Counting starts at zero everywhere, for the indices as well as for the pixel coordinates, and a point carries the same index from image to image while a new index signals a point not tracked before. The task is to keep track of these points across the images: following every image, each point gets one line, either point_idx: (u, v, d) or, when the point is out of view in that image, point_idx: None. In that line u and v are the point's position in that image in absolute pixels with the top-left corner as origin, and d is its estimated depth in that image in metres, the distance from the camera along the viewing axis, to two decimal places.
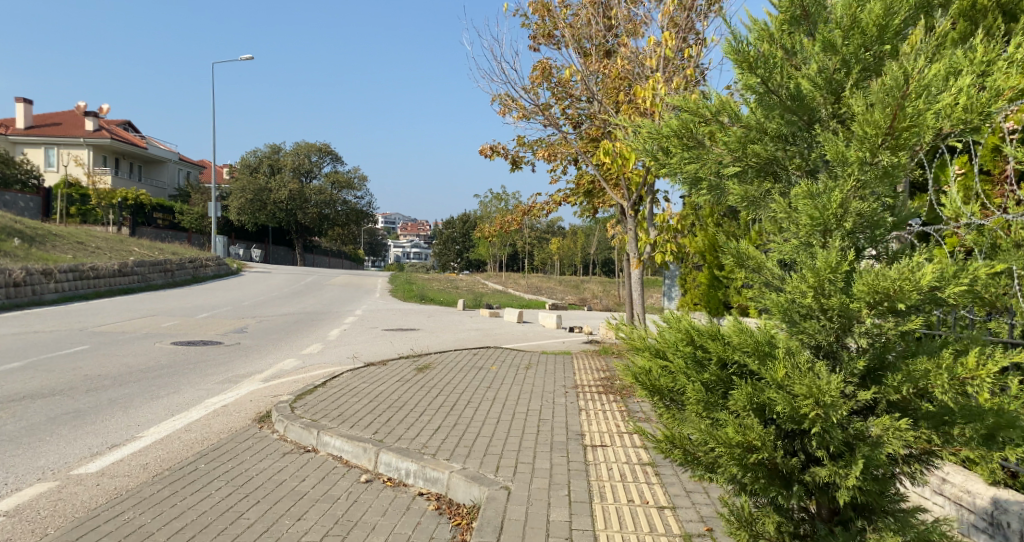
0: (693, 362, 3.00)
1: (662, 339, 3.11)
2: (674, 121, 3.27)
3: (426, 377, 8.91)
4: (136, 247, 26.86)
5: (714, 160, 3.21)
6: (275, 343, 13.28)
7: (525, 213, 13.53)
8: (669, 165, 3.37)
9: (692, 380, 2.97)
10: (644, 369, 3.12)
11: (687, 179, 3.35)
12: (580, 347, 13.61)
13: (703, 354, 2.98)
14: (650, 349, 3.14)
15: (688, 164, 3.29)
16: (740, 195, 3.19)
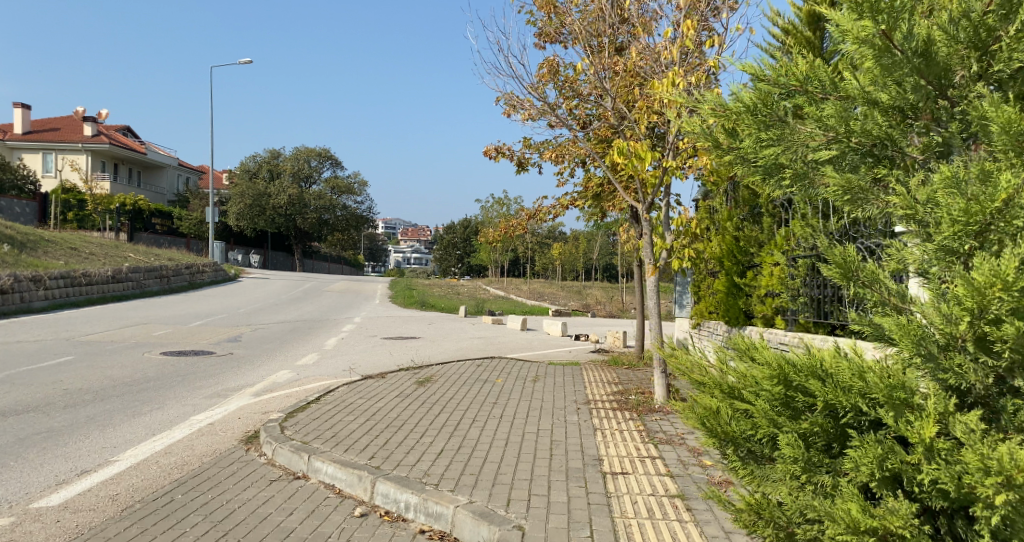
0: (785, 409, 2.65)
1: (738, 374, 2.81)
2: (748, 94, 2.79)
3: (426, 391, 8.38)
4: (131, 252, 26.34)
5: (803, 141, 2.72)
6: (270, 353, 12.72)
7: (530, 217, 12.98)
8: (739, 148, 2.87)
9: (785, 430, 2.64)
10: (711, 414, 2.88)
11: (763, 168, 2.85)
12: (587, 356, 13.06)
13: (799, 399, 2.61)
14: (724, 388, 2.87)
15: (765, 148, 2.78)
16: (840, 186, 2.62)
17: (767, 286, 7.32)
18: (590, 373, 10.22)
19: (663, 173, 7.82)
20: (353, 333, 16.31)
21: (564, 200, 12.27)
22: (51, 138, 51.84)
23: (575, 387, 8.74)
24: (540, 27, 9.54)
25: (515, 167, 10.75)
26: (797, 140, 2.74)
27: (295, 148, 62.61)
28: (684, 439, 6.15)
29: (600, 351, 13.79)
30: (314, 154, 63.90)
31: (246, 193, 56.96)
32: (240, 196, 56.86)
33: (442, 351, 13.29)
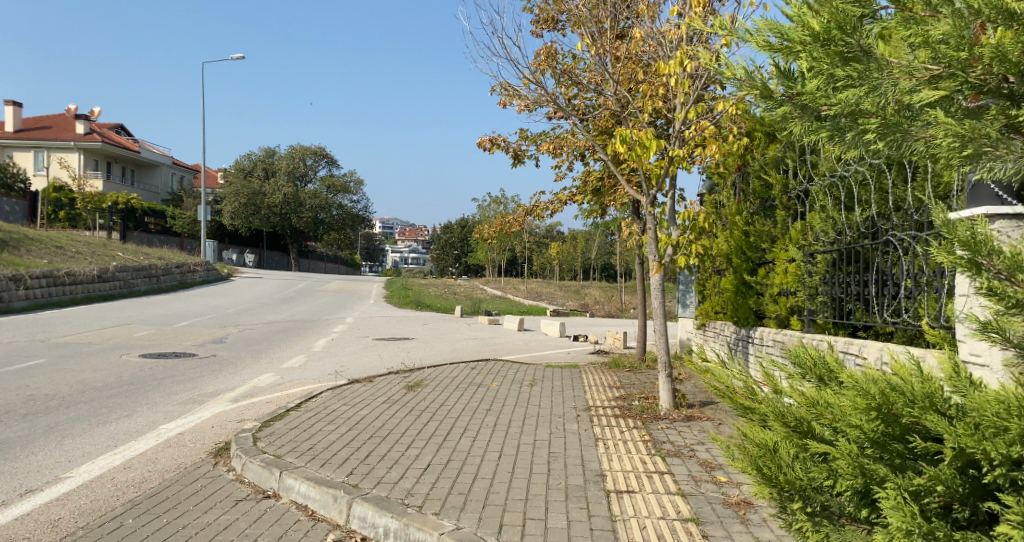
0: (884, 460, 2.17)
1: (804, 408, 2.39)
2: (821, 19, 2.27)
3: (415, 396, 7.87)
4: (120, 252, 25.80)
5: (896, 80, 2.19)
6: (256, 355, 12.22)
7: (527, 214, 12.47)
8: (814, 89, 2.37)
9: (886, 486, 2.16)
10: (765, 459, 2.41)
11: (841, 117, 2.35)
12: (587, 358, 12.55)
13: (901, 447, 2.15)
14: (786, 423, 2.42)
15: (847, 90, 2.28)
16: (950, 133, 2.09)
17: (781, 283, 6.83)
18: (591, 376, 9.72)
19: (668, 164, 7.31)
20: (344, 334, 15.80)
21: (562, 195, 11.76)
22: (43, 136, 51.25)
23: (573, 391, 8.23)
24: (537, 12, 9.03)
25: (511, 160, 10.25)
26: (887, 78, 2.22)
27: (291, 147, 62.08)
28: (693, 451, 5.65)
29: (600, 353, 13.29)
30: (310, 153, 63.37)
31: (241, 192, 56.44)
32: (235, 194, 56.34)
33: (436, 353, 12.80)
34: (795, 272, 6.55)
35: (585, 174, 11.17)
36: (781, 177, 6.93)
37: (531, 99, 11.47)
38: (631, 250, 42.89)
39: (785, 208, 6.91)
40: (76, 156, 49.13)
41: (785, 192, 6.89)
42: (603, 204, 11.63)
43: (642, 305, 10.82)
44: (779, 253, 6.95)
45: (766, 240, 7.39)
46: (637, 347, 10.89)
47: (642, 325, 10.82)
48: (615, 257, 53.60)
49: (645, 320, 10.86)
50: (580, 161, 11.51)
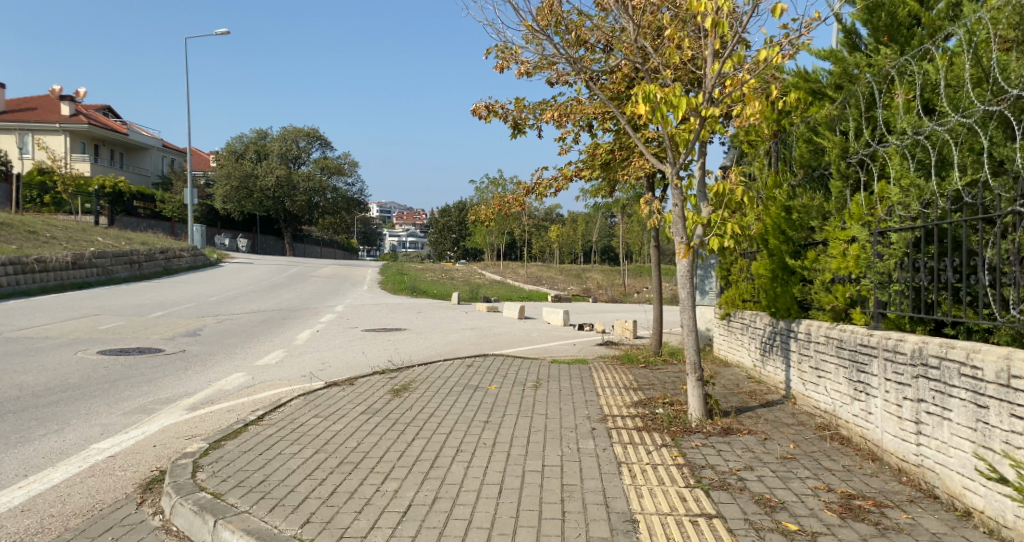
0: None
1: None
2: None
3: (401, 402, 6.76)
4: (100, 237, 24.70)
5: None
6: (232, 350, 11.12)
7: (528, 192, 11.28)
8: None
9: None
10: None
11: None
12: (595, 350, 11.43)
13: None
14: None
15: None
16: None
17: (838, 269, 5.75)
18: (602, 373, 8.60)
19: (700, 127, 6.17)
20: (332, 324, 14.69)
21: (567, 170, 10.60)
22: (29, 119, 50.09)
23: (585, 395, 7.10)
24: None
25: (510, 129, 9.09)
26: None
27: (283, 128, 60.73)
28: (742, 480, 4.55)
29: (609, 345, 12.17)
30: (303, 135, 62.06)
31: (233, 174, 55.21)
32: (226, 177, 55.10)
33: (431, 346, 11.72)
34: (857, 255, 5.45)
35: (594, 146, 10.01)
36: (838, 138, 5.83)
37: (531, 64, 10.29)
38: (632, 232, 41.81)
39: (841, 178, 5.82)
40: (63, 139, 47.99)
41: (844, 157, 5.80)
42: (614, 180, 10.46)
43: (658, 292, 9.69)
44: (834, 232, 5.84)
45: (816, 217, 6.29)
46: (653, 339, 9.76)
47: (658, 314, 9.68)
48: (616, 240, 52.43)
49: (662, 307, 9.73)
50: (587, 132, 10.36)
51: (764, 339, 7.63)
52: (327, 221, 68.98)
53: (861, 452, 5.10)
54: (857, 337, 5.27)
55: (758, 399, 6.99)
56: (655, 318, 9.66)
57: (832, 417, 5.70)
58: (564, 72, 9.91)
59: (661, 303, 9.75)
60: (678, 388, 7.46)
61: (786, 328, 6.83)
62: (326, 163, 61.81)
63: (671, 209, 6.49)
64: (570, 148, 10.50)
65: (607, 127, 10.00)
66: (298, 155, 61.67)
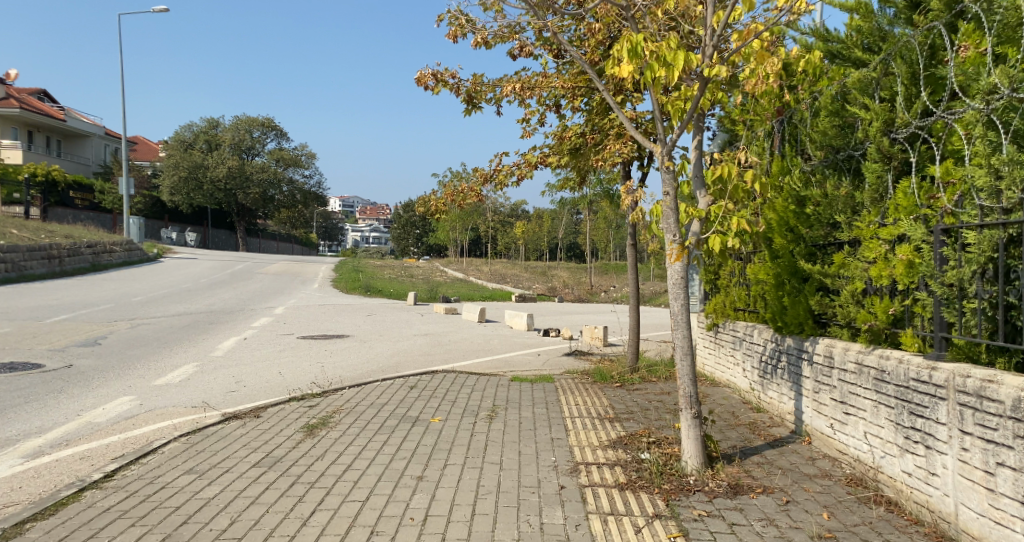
0: None
1: None
2: None
3: (313, 444, 5.23)
4: (16, 230, 23.28)
5: None
6: (132, 365, 9.49)
7: (485, 181, 9.74)
8: None
9: None
10: None
11: None
12: (562, 363, 9.98)
13: None
14: None
15: None
16: None
17: (878, 277, 4.36)
18: (569, 395, 7.09)
19: (700, 92, 4.65)
20: (265, 329, 13.09)
21: (531, 156, 9.15)
22: None
23: (549, 431, 5.63)
24: None
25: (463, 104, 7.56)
26: None
27: (235, 118, 58.40)
28: None
29: (577, 356, 10.73)
30: (256, 125, 59.72)
31: (181, 164, 52.76)
32: (174, 168, 52.66)
33: (371, 358, 10.19)
34: (908, 260, 4.08)
35: (561, 128, 8.59)
36: (880, 105, 4.48)
37: (489, 32, 8.75)
38: (599, 229, 40.65)
39: (881, 158, 4.46)
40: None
41: (887, 133, 4.44)
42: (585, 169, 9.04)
43: (635, 295, 8.30)
44: (869, 229, 4.48)
45: (842, 208, 4.85)
46: (629, 350, 8.37)
47: (634, 320, 8.32)
48: (582, 236, 51.23)
49: (638, 312, 8.36)
50: (553, 111, 8.90)
51: (765, 359, 6.06)
52: (284, 215, 66.54)
53: (924, 527, 3.76)
54: (911, 370, 3.89)
55: (763, 435, 5.36)
56: (632, 325, 8.27)
57: (870, 471, 4.33)
58: (527, 40, 8.44)
59: (638, 307, 8.36)
60: (664, 418, 6.02)
61: (796, 346, 5.32)
62: (281, 154, 59.35)
63: (666, 198, 4.91)
64: (535, 130, 9.09)
65: (577, 106, 8.55)
66: (251, 146, 59.23)
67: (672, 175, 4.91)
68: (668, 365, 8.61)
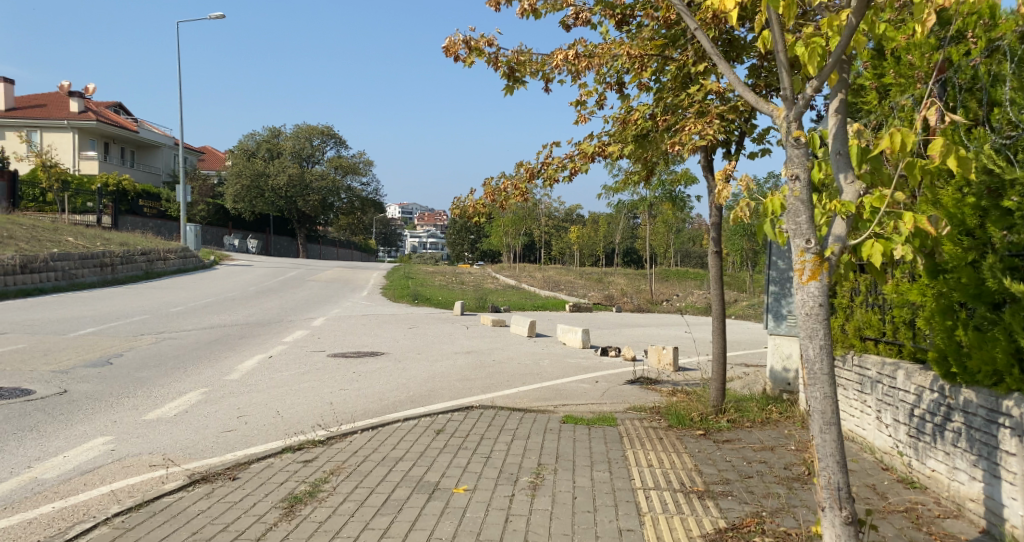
0: None
1: None
2: None
3: (287, 532, 3.78)
4: (71, 237, 23.13)
5: None
6: (134, 391, 8.31)
7: (533, 178, 8.19)
8: None
9: None
10: None
11: None
12: (623, 396, 8.32)
13: None
14: None
15: None
16: None
17: None
18: (639, 450, 5.44)
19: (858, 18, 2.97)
20: (294, 346, 11.86)
21: (587, 146, 7.57)
22: (36, 117, 49.57)
23: (616, 516, 4.01)
24: None
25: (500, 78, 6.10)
26: None
27: (296, 126, 58.47)
28: None
29: (642, 385, 9.06)
30: (316, 132, 59.60)
31: (243, 173, 53.84)
32: (236, 176, 53.52)
33: (403, 386, 8.76)
34: None
35: (624, 111, 7.05)
36: None
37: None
38: (660, 235, 38.74)
39: None
40: (70, 135, 48.27)
41: None
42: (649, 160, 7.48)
43: (721, 316, 6.60)
44: None
45: None
46: (713, 386, 6.67)
47: (720, 348, 6.62)
48: (641, 241, 49.23)
49: (725, 338, 6.66)
50: (614, 90, 7.38)
51: (910, 416, 4.27)
52: (341, 222, 66.46)
53: None
54: None
55: (937, 534, 3.51)
56: (718, 356, 6.57)
57: None
58: (584, 5, 6.88)
59: (724, 332, 6.67)
60: (775, 492, 4.29)
61: (981, 406, 3.57)
62: (339, 161, 58.94)
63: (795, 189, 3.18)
64: (590, 114, 7.52)
65: (642, 82, 7.01)
66: (310, 153, 59.13)
67: (804, 150, 3.19)
68: (761, 404, 6.86)
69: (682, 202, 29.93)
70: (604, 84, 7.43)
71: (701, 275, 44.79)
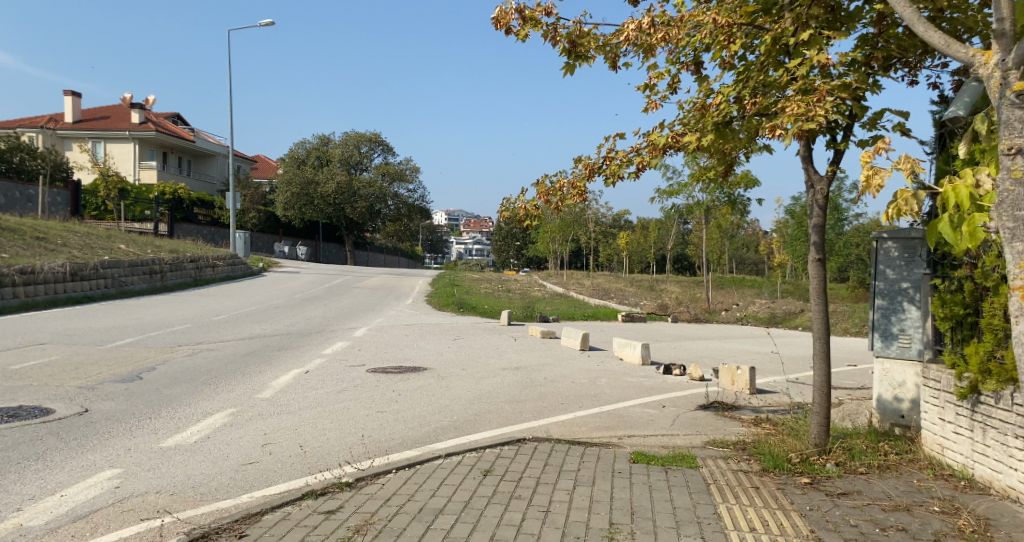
0: None
1: None
2: None
3: None
4: (122, 244, 22.98)
5: None
6: (160, 407, 7.57)
7: (592, 175, 7.21)
8: None
9: None
10: None
11: None
12: (697, 426, 7.30)
13: None
14: None
15: None
16: None
17: None
18: (732, 505, 4.42)
19: None
20: (334, 360, 11.09)
21: (658, 137, 6.55)
22: (98, 127, 50.68)
23: None
24: None
25: (559, 55, 5.24)
26: None
27: (345, 133, 58.66)
28: None
29: (716, 412, 8.04)
30: (364, 140, 59.60)
31: (293, 180, 53.83)
32: (288, 183, 53.82)
33: (449, 409, 7.89)
34: None
35: (702, 98, 6.35)
36: None
37: None
38: (713, 241, 37.36)
39: None
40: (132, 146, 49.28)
41: None
42: (724, 150, 6.77)
43: (827, 342, 5.59)
44: None
45: None
46: (814, 422, 5.67)
47: (824, 379, 5.61)
48: (692, 248, 47.79)
49: (830, 367, 5.63)
50: (691, 72, 6.50)
51: None
52: (389, 230, 66.32)
53: None
54: None
55: None
56: (823, 388, 5.59)
57: None
58: None
59: (829, 361, 5.63)
60: None
61: None
62: (387, 169, 58.74)
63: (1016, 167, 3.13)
64: (659, 101, 6.57)
65: (725, 60, 6.06)
66: (359, 161, 59.09)
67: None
68: (871, 444, 5.79)
69: (738, 206, 28.56)
70: (679, 64, 6.53)
71: (755, 282, 43.08)
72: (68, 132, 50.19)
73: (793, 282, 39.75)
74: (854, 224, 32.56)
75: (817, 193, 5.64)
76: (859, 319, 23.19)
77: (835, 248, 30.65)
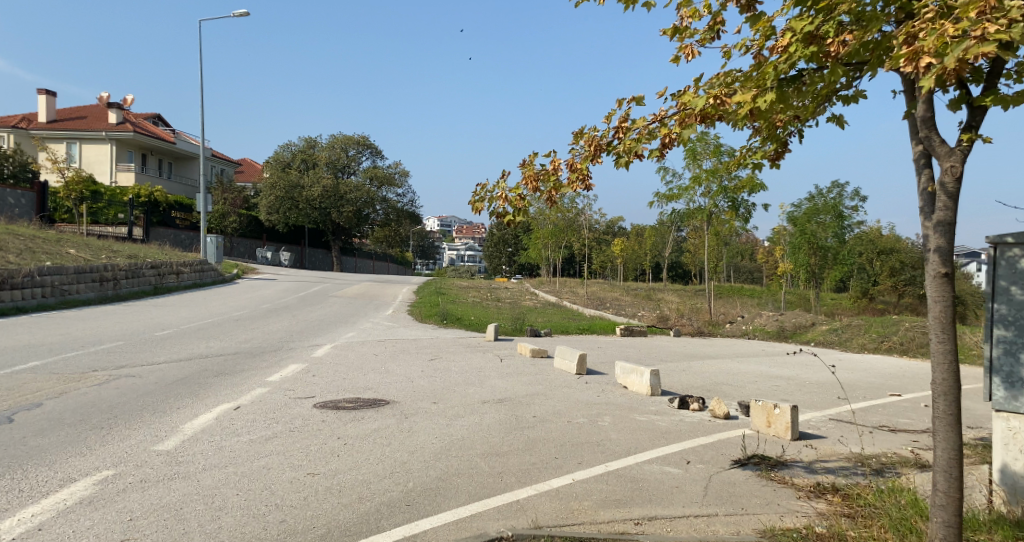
0: None
1: None
2: None
3: None
4: (72, 248, 20.85)
5: None
6: (10, 464, 5.55)
7: (599, 154, 5.39)
8: None
9: None
10: None
11: None
12: (742, 501, 5.38)
13: None
14: None
15: None
16: None
17: None
18: None
19: None
20: (277, 391, 9.08)
21: (694, 95, 4.76)
22: (73, 127, 48.52)
23: None
24: None
25: None
26: None
27: (332, 136, 56.55)
28: None
29: (758, 473, 6.13)
30: (352, 143, 57.38)
31: (278, 184, 52.13)
32: (271, 187, 52.06)
33: (404, 470, 5.92)
34: None
35: (758, 38, 4.52)
36: None
37: None
38: (714, 249, 35.54)
39: None
40: (107, 146, 47.07)
41: None
42: (784, 114, 4.97)
43: (956, 400, 3.75)
44: None
45: None
46: (937, 519, 3.87)
47: (954, 457, 3.79)
48: (688, 256, 46.06)
49: (963, 439, 3.79)
50: (740, 8, 4.65)
51: None
52: (377, 235, 64.32)
53: None
54: None
55: None
56: (952, 469, 3.80)
57: None
58: None
59: (960, 429, 3.79)
60: None
61: None
62: (375, 172, 56.60)
63: None
64: (697, 49, 4.73)
65: None
66: (346, 164, 56.99)
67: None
68: None
69: (743, 212, 26.67)
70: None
71: (754, 292, 41.23)
72: (40, 131, 47.98)
73: (796, 292, 38.01)
74: (858, 232, 30.80)
75: (944, 173, 3.79)
76: (877, 333, 21.32)
77: (842, 257, 28.85)
